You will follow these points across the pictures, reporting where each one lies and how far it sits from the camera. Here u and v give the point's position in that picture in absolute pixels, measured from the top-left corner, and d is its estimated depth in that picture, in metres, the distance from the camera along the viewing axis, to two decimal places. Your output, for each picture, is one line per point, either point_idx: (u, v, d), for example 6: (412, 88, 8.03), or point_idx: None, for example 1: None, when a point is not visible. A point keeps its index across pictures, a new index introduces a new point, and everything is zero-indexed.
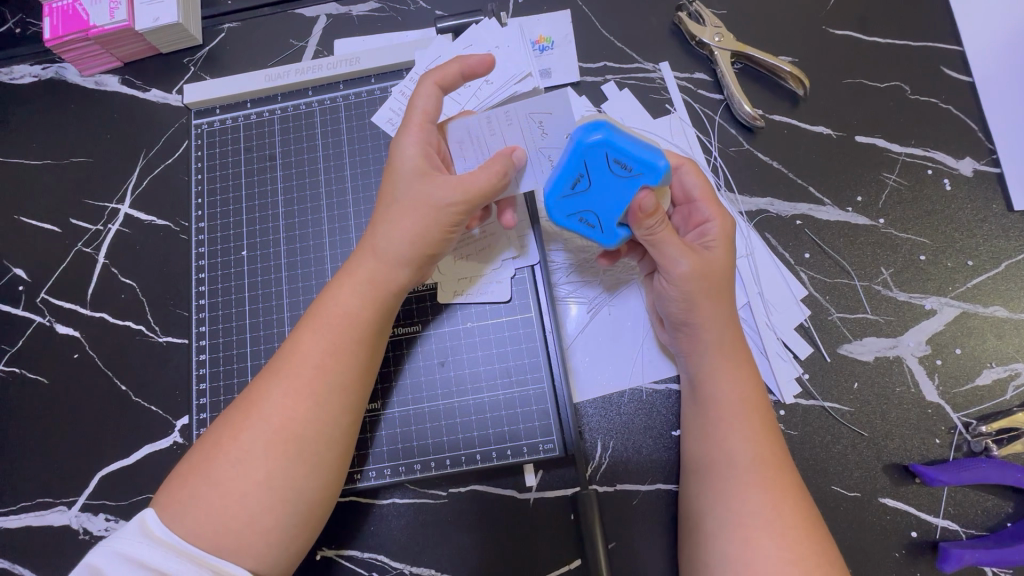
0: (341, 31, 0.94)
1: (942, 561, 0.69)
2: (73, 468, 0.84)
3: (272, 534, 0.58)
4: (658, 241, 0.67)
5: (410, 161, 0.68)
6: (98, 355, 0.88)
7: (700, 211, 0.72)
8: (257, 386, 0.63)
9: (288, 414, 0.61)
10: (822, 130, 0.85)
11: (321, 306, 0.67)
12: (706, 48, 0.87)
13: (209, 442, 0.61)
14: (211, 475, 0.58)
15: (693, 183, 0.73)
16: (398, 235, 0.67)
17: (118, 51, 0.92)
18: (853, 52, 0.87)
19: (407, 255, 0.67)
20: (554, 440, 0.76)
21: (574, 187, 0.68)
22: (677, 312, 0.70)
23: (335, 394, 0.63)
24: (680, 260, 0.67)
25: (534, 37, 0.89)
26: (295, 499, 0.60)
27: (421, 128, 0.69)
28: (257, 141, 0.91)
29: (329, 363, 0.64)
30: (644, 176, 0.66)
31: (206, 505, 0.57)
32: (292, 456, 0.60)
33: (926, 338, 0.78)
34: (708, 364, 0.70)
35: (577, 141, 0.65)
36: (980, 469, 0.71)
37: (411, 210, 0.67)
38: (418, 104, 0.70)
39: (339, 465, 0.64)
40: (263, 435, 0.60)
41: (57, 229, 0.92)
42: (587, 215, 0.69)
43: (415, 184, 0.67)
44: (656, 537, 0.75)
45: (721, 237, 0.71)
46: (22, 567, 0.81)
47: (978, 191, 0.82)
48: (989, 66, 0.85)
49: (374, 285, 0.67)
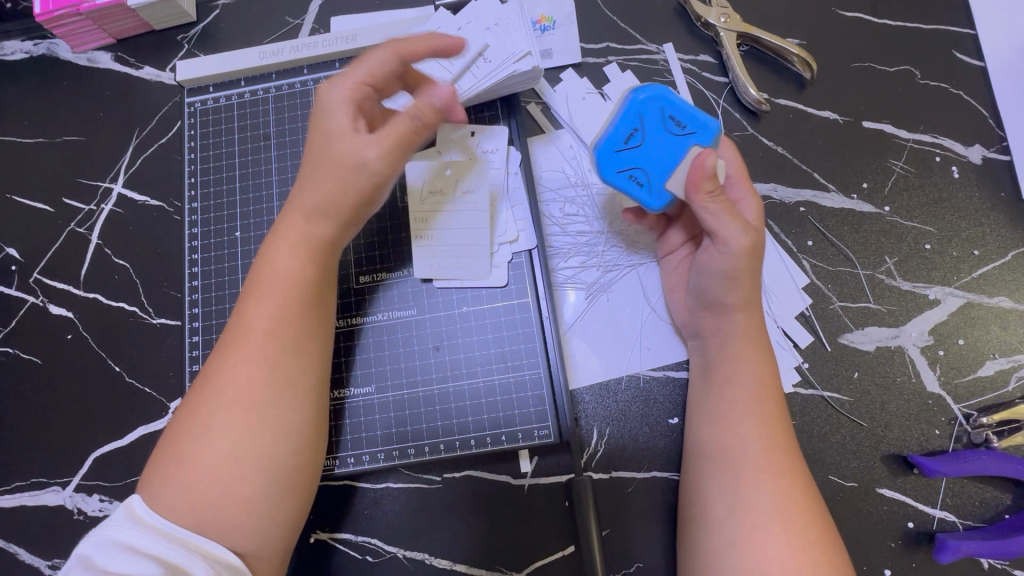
0: (338, 8, 0.93)
1: (938, 552, 0.69)
2: (66, 449, 0.84)
3: (250, 505, 0.58)
4: (716, 208, 0.65)
5: (334, 115, 0.65)
6: (90, 337, 0.87)
7: (735, 189, 0.71)
8: (210, 365, 0.62)
9: (242, 381, 0.60)
10: (829, 114, 0.83)
11: (260, 274, 0.66)
12: (711, 29, 0.85)
13: (176, 427, 0.60)
14: (175, 457, 0.58)
15: (729, 159, 0.71)
16: (329, 196, 0.65)
17: (110, 27, 0.91)
18: (862, 35, 0.85)
19: (342, 216, 0.66)
20: (549, 426, 0.75)
21: (628, 142, 0.69)
22: (716, 291, 0.68)
23: (288, 354, 0.63)
24: (737, 230, 0.65)
25: (535, 17, 0.87)
26: (269, 465, 0.59)
27: (357, 85, 0.66)
28: (251, 121, 0.89)
29: (275, 325, 0.63)
30: (693, 135, 0.69)
31: (176, 483, 0.57)
32: (253, 422, 0.59)
33: (929, 328, 0.77)
34: (730, 343, 0.69)
35: (633, 98, 0.69)
36: (979, 461, 0.70)
37: (335, 171, 0.64)
38: (369, 63, 0.67)
39: (303, 421, 0.63)
40: (223, 407, 0.60)
41: (49, 208, 0.92)
42: (637, 172, 0.69)
43: (340, 140, 0.65)
44: (651, 524, 0.74)
45: (758, 212, 0.70)
46: (16, 546, 0.82)
47: (987, 179, 0.80)
48: (1001, 50, 0.83)
49: (313, 246, 0.66)
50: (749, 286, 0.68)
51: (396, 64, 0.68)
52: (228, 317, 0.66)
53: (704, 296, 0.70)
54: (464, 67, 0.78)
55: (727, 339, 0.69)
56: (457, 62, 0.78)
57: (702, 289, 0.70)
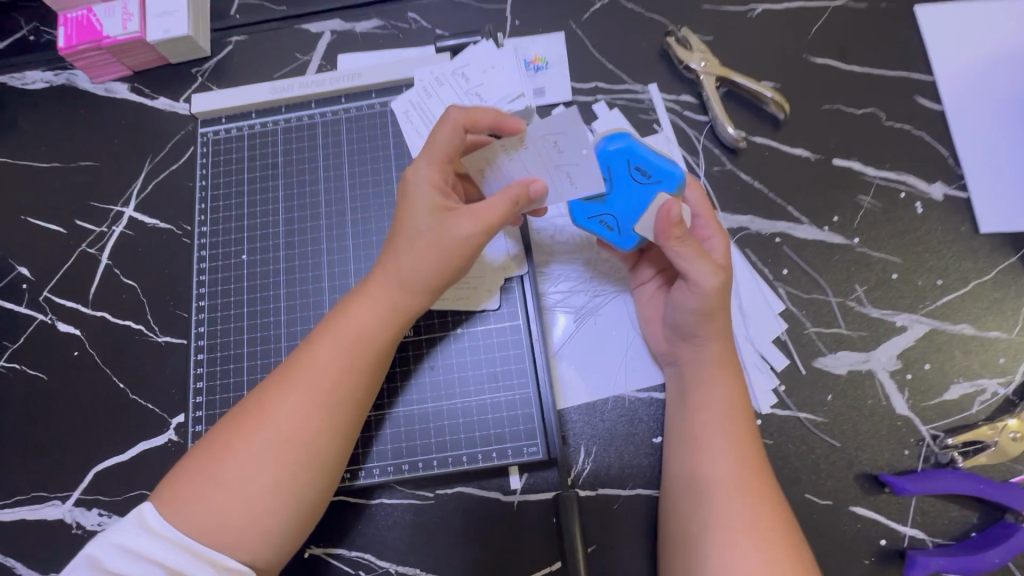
0: (345, 46, 0.99)
1: (909, 568, 0.72)
2: (68, 463, 0.86)
3: (273, 535, 0.61)
4: (686, 255, 0.69)
5: (427, 196, 0.71)
6: (96, 353, 0.90)
7: (703, 228, 0.76)
8: (269, 394, 0.65)
9: (300, 423, 0.64)
10: (801, 152, 0.89)
11: (337, 325, 0.69)
12: (693, 73, 0.91)
13: (220, 443, 0.63)
14: (214, 477, 0.61)
15: (695, 200, 0.76)
16: (419, 266, 0.69)
17: (129, 60, 0.97)
18: (831, 80, 0.92)
19: (431, 286, 0.70)
20: (537, 444, 0.79)
21: (597, 193, 0.74)
22: (691, 326, 0.73)
23: (344, 405, 0.66)
24: (707, 273, 0.70)
25: (529, 57, 0.94)
26: (299, 501, 0.63)
27: (439, 167, 0.72)
28: (261, 150, 0.94)
29: (343, 377, 0.66)
30: (661, 184, 0.71)
31: (210, 503, 0.60)
32: (299, 464, 0.63)
33: (897, 353, 0.81)
34: (705, 368, 0.73)
35: (600, 150, 0.71)
36: (945, 480, 0.74)
37: (427, 244, 0.69)
38: (438, 141, 0.72)
39: (337, 470, 0.67)
40: (275, 444, 0.63)
41: (62, 229, 0.96)
42: (606, 219, 0.75)
43: (432, 219, 0.70)
44: (636, 541, 0.77)
45: (725, 249, 0.75)
46: (14, 560, 0.83)
47: (948, 213, 0.86)
48: (959, 95, 0.90)
49: (390, 309, 0.70)
50: (721, 321, 0.73)
51: (461, 138, 0.73)
52: (293, 352, 0.70)
53: (680, 327, 0.74)
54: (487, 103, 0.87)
55: (703, 364, 0.73)
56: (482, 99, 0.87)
57: (676, 321, 0.74)
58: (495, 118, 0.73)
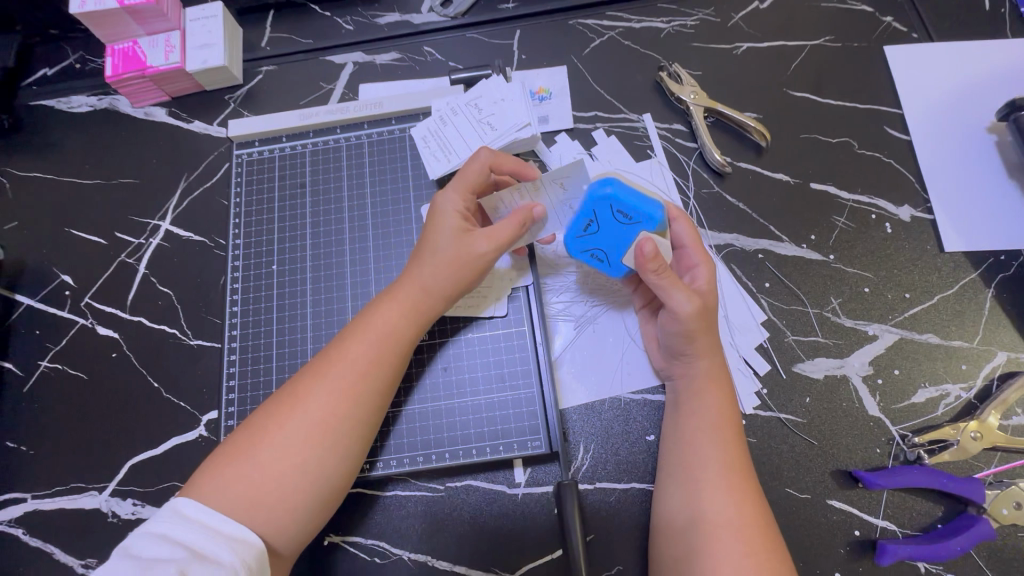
0: (366, 77, 1.09)
1: (880, 556, 0.79)
2: (105, 456, 0.93)
3: (295, 514, 0.68)
4: (665, 285, 0.77)
5: (450, 218, 0.81)
6: (132, 355, 0.98)
7: (690, 257, 0.84)
8: (304, 383, 0.73)
9: (330, 410, 0.71)
10: (781, 177, 0.98)
11: (365, 322, 0.78)
12: (683, 103, 1.01)
13: (257, 426, 0.71)
14: (252, 456, 0.68)
15: (683, 233, 0.84)
16: (439, 276, 0.79)
17: (168, 87, 1.07)
18: (808, 112, 1.01)
19: (447, 292, 0.80)
20: (541, 438, 0.86)
21: (587, 230, 0.82)
22: (677, 345, 0.80)
23: (370, 396, 0.74)
24: (685, 302, 0.77)
25: (535, 88, 1.04)
26: (323, 484, 0.70)
27: (463, 194, 0.82)
28: (290, 170, 1.03)
29: (369, 369, 0.74)
30: (641, 223, 0.79)
31: (247, 479, 0.66)
32: (326, 447, 0.70)
33: (869, 360, 0.89)
34: (697, 381, 0.81)
35: (590, 193, 0.79)
36: (912, 475, 0.80)
37: (448, 258, 0.79)
38: (467, 176, 0.82)
39: (358, 456, 0.74)
40: (306, 426, 0.70)
41: (102, 241, 1.04)
42: (597, 252, 0.83)
43: (454, 238, 0.80)
44: (630, 530, 0.84)
45: (709, 278, 0.82)
46: (52, 546, 0.89)
47: (915, 233, 0.95)
48: (924, 127, 1.00)
49: (410, 309, 0.79)
50: (704, 341, 0.79)
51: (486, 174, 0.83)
52: (326, 346, 0.78)
53: (670, 346, 0.82)
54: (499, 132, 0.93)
55: (695, 377, 0.81)
56: (494, 128, 0.94)
57: (667, 342, 0.82)
58: (518, 166, 0.85)
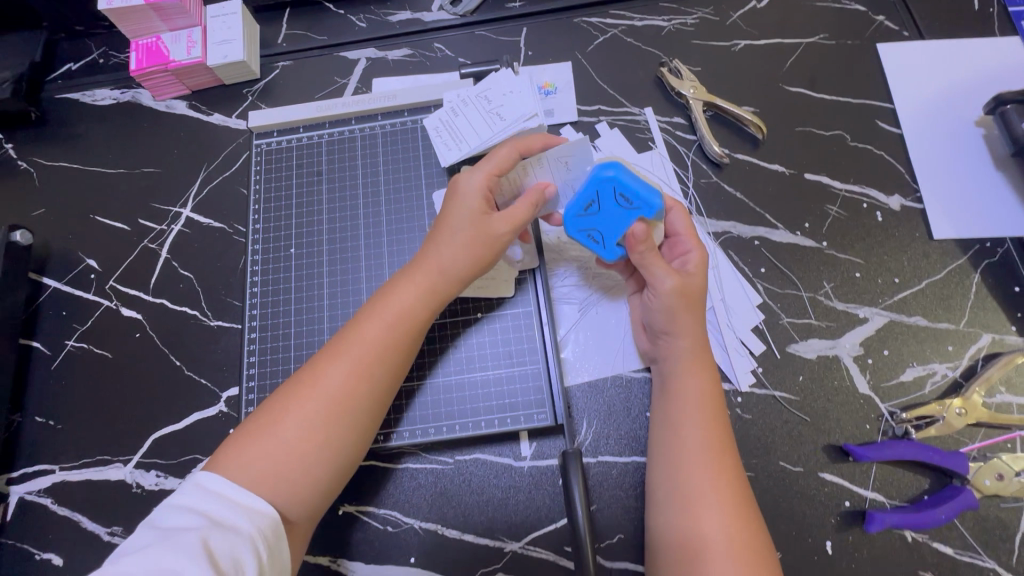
0: (379, 71, 1.14)
1: (869, 524, 0.83)
2: (129, 431, 0.98)
3: (317, 484, 0.73)
4: (647, 262, 0.82)
5: (471, 200, 0.84)
6: (155, 335, 1.02)
7: (683, 244, 0.88)
8: (323, 362, 0.77)
9: (348, 386, 0.75)
10: (777, 167, 1.02)
11: (382, 304, 0.82)
12: (683, 97, 1.05)
13: (279, 402, 0.75)
14: (272, 432, 0.72)
15: (678, 222, 0.88)
16: (457, 258, 0.83)
17: (189, 81, 1.12)
18: (803, 106, 1.06)
19: (464, 273, 0.84)
20: (547, 411, 0.90)
21: (588, 210, 0.85)
22: (659, 321, 0.85)
23: (386, 373, 0.78)
24: (665, 278, 0.82)
25: (541, 83, 1.08)
26: (342, 455, 0.75)
27: (489, 175, 0.85)
28: (306, 160, 1.08)
29: (385, 349, 0.79)
30: (640, 209, 0.83)
31: (270, 453, 0.71)
32: (345, 421, 0.75)
33: (860, 341, 0.93)
34: (680, 363, 0.84)
35: (594, 174, 0.83)
36: (900, 448, 0.85)
37: (466, 240, 0.83)
38: (496, 159, 0.85)
39: (373, 429, 0.78)
40: (326, 403, 0.74)
41: (126, 227, 1.09)
42: (595, 233, 0.87)
43: (473, 220, 0.83)
44: (631, 501, 0.88)
45: (699, 263, 0.86)
46: (79, 515, 0.94)
47: (905, 221, 0.99)
48: (914, 121, 1.04)
49: (427, 292, 0.83)
50: (688, 319, 0.83)
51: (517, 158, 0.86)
52: (344, 325, 0.82)
53: (653, 323, 0.87)
54: (506, 122, 0.97)
55: (679, 358, 0.84)
56: (502, 118, 0.97)
57: (649, 318, 0.87)
58: (542, 139, 0.90)
